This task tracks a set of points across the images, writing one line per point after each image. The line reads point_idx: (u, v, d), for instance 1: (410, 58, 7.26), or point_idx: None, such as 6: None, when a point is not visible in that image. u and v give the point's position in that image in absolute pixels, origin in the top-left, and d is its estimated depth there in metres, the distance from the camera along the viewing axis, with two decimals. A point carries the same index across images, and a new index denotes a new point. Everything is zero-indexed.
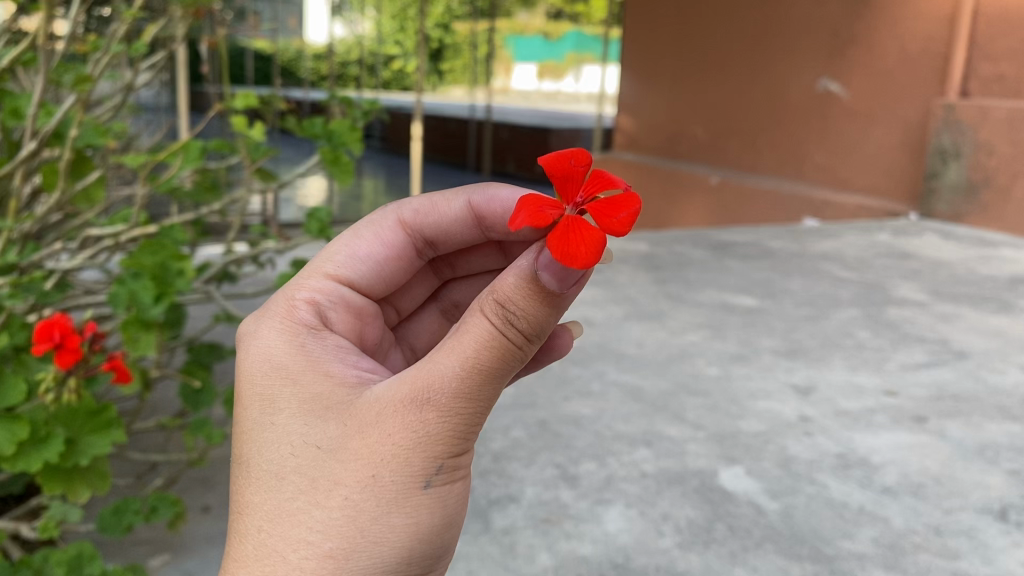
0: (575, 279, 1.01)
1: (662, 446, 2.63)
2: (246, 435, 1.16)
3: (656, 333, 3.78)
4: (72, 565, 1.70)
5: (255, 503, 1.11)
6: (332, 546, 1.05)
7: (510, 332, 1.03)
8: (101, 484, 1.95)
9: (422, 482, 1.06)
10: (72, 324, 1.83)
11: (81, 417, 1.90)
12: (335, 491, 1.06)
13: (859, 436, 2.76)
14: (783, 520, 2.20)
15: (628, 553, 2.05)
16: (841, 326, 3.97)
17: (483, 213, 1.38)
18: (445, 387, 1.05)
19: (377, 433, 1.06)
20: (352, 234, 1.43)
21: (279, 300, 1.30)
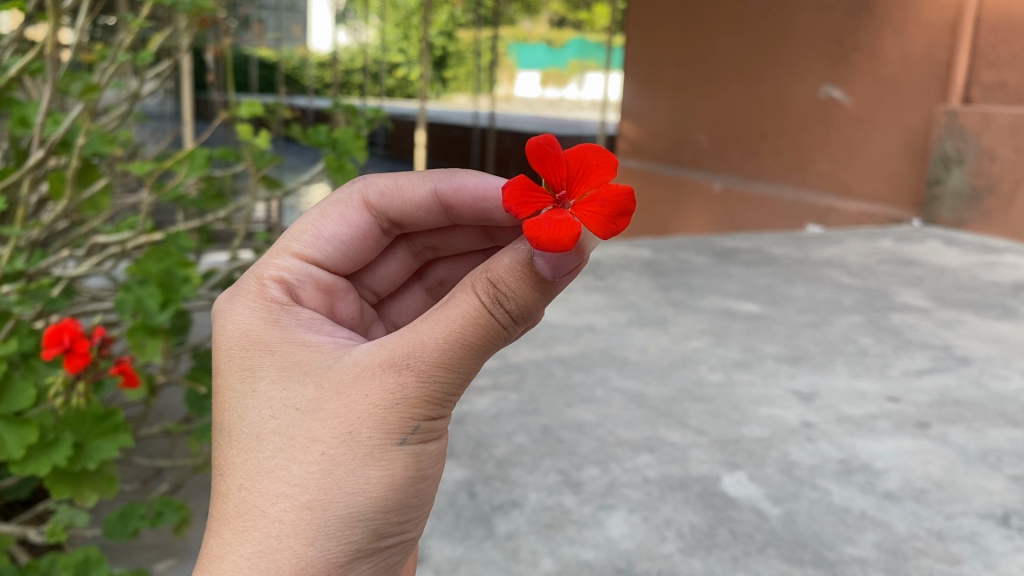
0: (573, 266, 1.01)
1: (665, 452, 2.64)
2: (225, 400, 1.19)
3: (658, 340, 3.79)
4: (79, 569, 1.71)
5: (235, 463, 1.14)
6: (309, 497, 1.08)
7: (497, 310, 1.05)
8: (109, 489, 1.96)
9: (398, 437, 1.09)
10: (81, 328, 1.85)
11: (88, 423, 1.90)
12: (312, 447, 1.10)
13: (861, 442, 2.77)
14: (785, 526, 2.21)
15: (631, 558, 2.06)
16: (844, 332, 3.98)
17: (450, 201, 1.32)
18: (424, 352, 1.08)
19: (355, 394, 1.10)
20: (320, 212, 1.43)
21: (248, 280, 1.32)
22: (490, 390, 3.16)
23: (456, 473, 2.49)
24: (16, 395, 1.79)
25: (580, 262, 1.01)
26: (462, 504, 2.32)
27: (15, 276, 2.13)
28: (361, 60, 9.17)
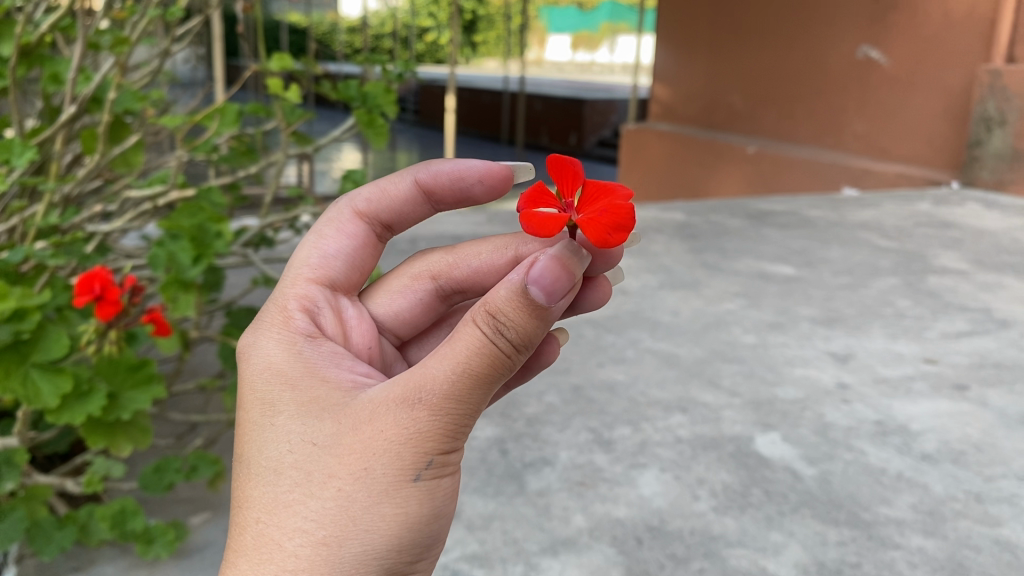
0: (569, 289, 0.96)
1: (697, 412, 2.61)
2: (242, 434, 1.08)
3: (691, 302, 3.75)
4: (116, 520, 1.69)
5: (252, 496, 1.03)
6: (325, 533, 0.97)
7: (499, 340, 0.96)
8: (143, 440, 1.82)
9: (410, 474, 0.98)
10: (112, 276, 1.75)
11: (122, 372, 1.77)
12: (330, 481, 0.99)
13: (897, 403, 2.73)
14: (820, 486, 2.19)
15: (663, 516, 2.04)
16: (881, 295, 3.92)
17: (432, 188, 1.32)
18: (439, 389, 0.97)
19: (369, 430, 0.99)
20: (315, 235, 1.33)
21: (271, 311, 1.21)
22: None
23: (487, 431, 2.49)
24: (49, 341, 1.61)
25: (574, 284, 0.97)
26: (493, 460, 2.32)
27: (49, 231, 2.13)
28: (391, 23, 9.05)
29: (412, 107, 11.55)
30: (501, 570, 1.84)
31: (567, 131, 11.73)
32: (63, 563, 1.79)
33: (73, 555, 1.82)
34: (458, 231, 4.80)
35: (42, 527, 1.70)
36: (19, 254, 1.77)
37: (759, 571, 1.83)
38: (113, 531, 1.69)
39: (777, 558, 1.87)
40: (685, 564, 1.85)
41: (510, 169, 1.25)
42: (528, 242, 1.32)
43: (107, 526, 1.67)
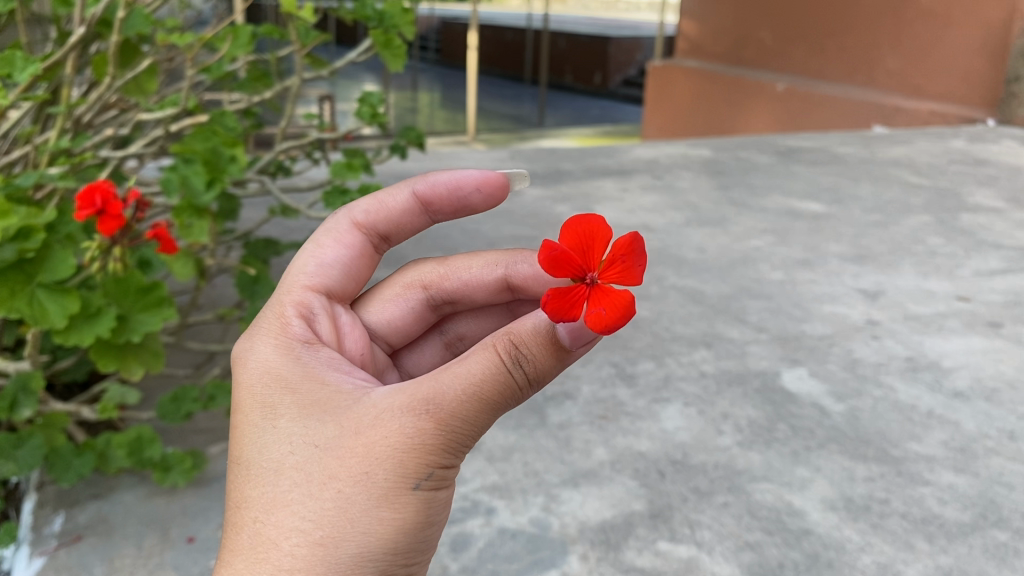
0: (593, 339, 0.85)
1: (722, 347, 2.56)
2: (235, 432, 0.94)
3: (717, 238, 3.67)
4: (133, 448, 1.68)
5: (244, 494, 0.90)
6: (322, 534, 0.84)
7: (516, 371, 0.85)
8: (157, 363, 1.67)
9: (411, 480, 0.85)
10: (117, 189, 1.53)
11: (131, 294, 1.60)
12: (330, 482, 0.86)
13: (928, 340, 2.67)
14: (848, 422, 2.14)
15: (687, 450, 2.00)
16: (913, 232, 3.83)
17: (432, 200, 1.12)
18: (451, 401, 0.85)
19: (371, 435, 0.86)
20: (314, 244, 1.16)
21: (267, 315, 1.05)
22: None
23: None
24: (56, 263, 1.49)
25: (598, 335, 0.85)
26: None
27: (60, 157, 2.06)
28: None
29: (434, 44, 11.34)
30: (522, 501, 1.81)
31: (592, 70, 11.54)
32: (82, 490, 1.79)
33: (92, 483, 1.81)
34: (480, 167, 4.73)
35: (61, 453, 1.70)
36: (29, 180, 1.73)
37: (785, 506, 1.79)
38: (130, 458, 1.68)
39: (803, 494, 1.83)
40: (709, 498, 1.81)
41: (507, 177, 1.05)
42: (519, 259, 1.12)
43: (124, 453, 1.66)
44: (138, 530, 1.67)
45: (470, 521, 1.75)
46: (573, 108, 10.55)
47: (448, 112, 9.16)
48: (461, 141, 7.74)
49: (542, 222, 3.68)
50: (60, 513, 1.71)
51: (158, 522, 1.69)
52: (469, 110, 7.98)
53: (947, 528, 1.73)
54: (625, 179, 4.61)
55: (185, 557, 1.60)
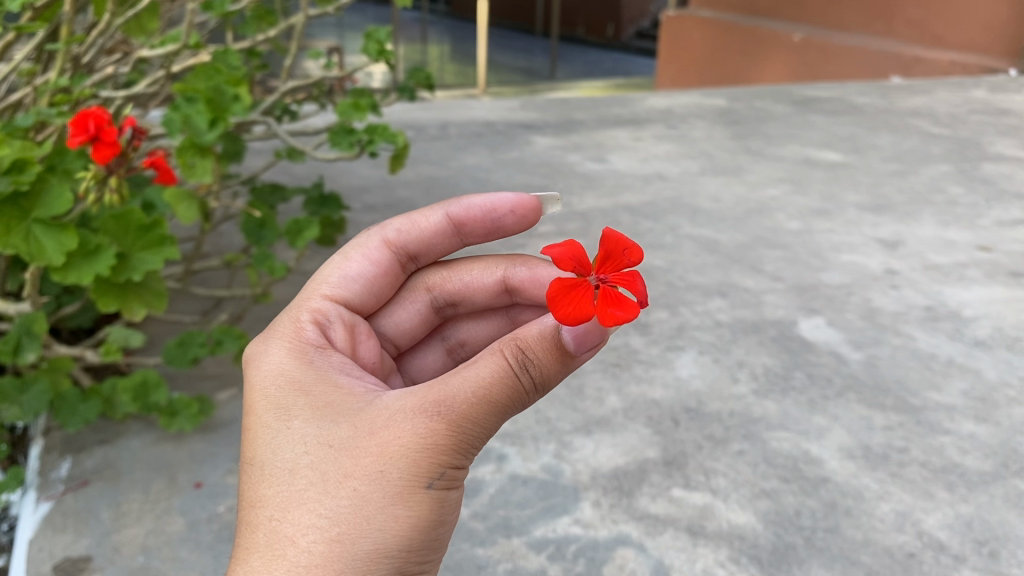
0: (597, 344, 0.90)
1: (738, 297, 2.51)
2: (248, 437, 0.95)
3: (733, 187, 3.59)
4: (138, 392, 1.65)
5: (259, 495, 0.90)
6: (338, 531, 0.84)
7: (522, 376, 0.89)
8: (160, 304, 1.58)
9: (424, 478, 0.86)
10: (110, 115, 1.48)
11: (131, 233, 1.52)
12: (345, 480, 0.86)
13: (949, 290, 2.61)
14: (866, 371, 2.10)
15: (701, 398, 1.96)
16: (932, 181, 3.74)
17: (465, 222, 1.16)
18: (461, 403, 0.88)
19: (385, 436, 0.88)
20: (342, 255, 1.21)
21: (283, 322, 1.09)
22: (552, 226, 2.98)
23: None
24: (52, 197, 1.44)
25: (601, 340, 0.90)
26: None
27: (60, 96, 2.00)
28: None
29: None
30: (534, 448, 1.79)
31: (604, 22, 11.31)
32: (90, 436, 1.76)
33: (99, 429, 1.79)
34: (490, 117, 4.63)
35: (65, 398, 1.67)
36: (30, 118, 1.69)
37: (802, 454, 1.75)
38: (135, 402, 1.65)
39: (821, 442, 1.79)
40: (724, 446, 1.78)
41: (539, 200, 1.10)
42: (518, 264, 1.20)
43: (128, 397, 1.63)
44: (145, 475, 1.65)
45: (482, 468, 1.72)
46: (585, 61, 10.36)
47: (458, 66, 9.01)
48: (471, 91, 7.59)
49: (554, 171, 3.61)
50: (67, 458, 1.69)
51: (166, 467, 1.67)
52: (478, 60, 7.81)
53: (967, 477, 1.70)
54: (639, 129, 4.51)
55: (194, 503, 1.58)
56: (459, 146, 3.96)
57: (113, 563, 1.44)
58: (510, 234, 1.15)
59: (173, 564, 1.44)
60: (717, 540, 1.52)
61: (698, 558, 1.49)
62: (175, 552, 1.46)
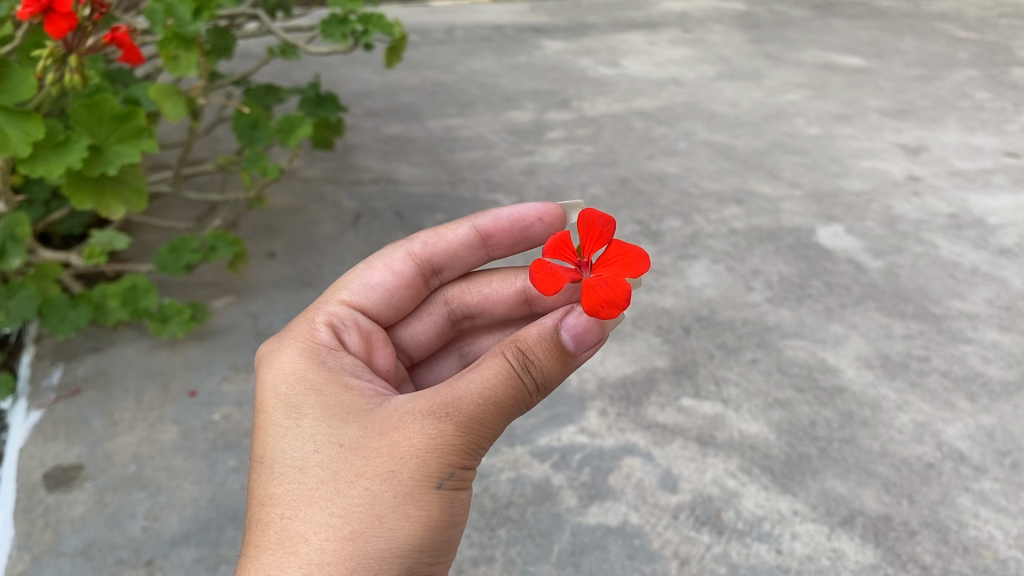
0: (597, 341, 0.86)
1: (754, 204, 2.41)
2: (259, 437, 0.90)
3: (750, 93, 3.44)
4: (126, 297, 1.58)
5: (267, 496, 0.84)
6: (350, 529, 0.78)
7: (524, 376, 0.85)
8: (138, 202, 1.51)
9: (434, 477, 0.81)
10: None
11: (106, 124, 1.42)
12: (355, 480, 0.81)
13: (974, 197, 2.51)
14: (886, 279, 2.02)
15: (714, 307, 1.88)
16: (958, 86, 3.59)
17: (493, 234, 1.13)
18: (469, 405, 0.83)
19: (394, 437, 0.82)
20: (365, 265, 1.16)
21: (298, 322, 1.05)
22: (561, 131, 2.85)
23: None
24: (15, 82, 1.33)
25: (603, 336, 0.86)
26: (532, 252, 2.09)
27: None
28: None
29: None
30: None
31: None
32: (81, 343, 1.71)
33: (90, 337, 1.73)
34: (497, 20, 4.43)
35: (54, 305, 1.60)
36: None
37: (818, 363, 1.69)
38: (124, 308, 1.57)
39: (837, 351, 1.73)
40: (736, 355, 1.71)
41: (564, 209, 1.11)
42: None
43: (116, 302, 1.56)
44: (139, 383, 1.60)
45: None
46: None
47: None
48: None
49: (564, 76, 3.46)
50: (59, 367, 1.64)
51: (159, 375, 1.62)
52: None
53: (990, 387, 1.63)
54: (654, 32, 4.33)
55: (188, 411, 1.53)
56: (464, 51, 3.80)
57: (104, 472, 1.40)
58: (537, 242, 1.15)
59: (166, 473, 1.40)
60: (727, 450, 1.47)
61: (708, 469, 1.44)
62: (168, 461, 1.42)
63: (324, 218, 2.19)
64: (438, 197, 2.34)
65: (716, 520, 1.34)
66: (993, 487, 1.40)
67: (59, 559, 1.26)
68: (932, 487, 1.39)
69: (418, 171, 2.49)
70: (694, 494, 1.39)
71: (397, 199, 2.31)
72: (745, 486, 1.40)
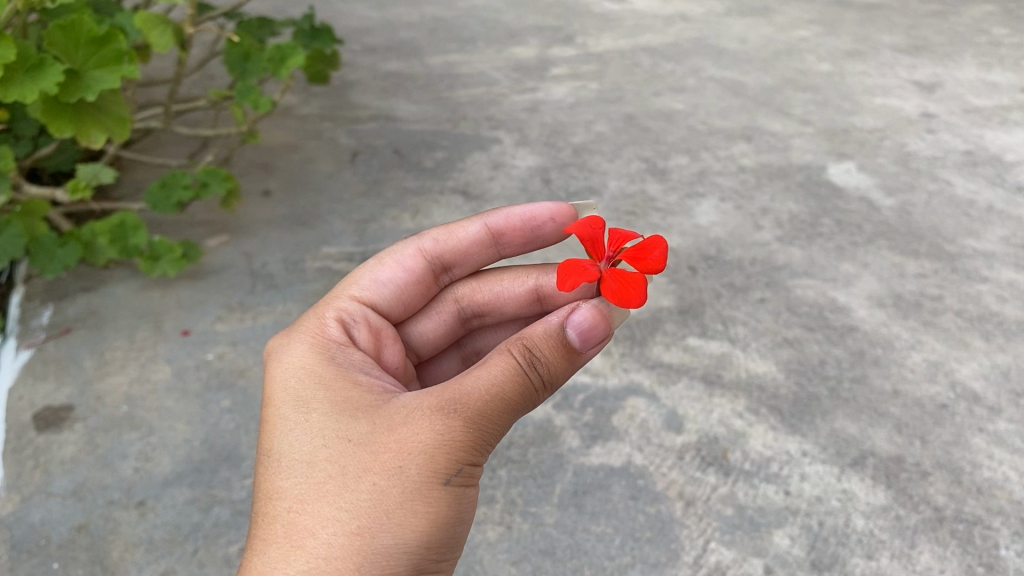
0: (604, 339, 0.83)
1: (764, 141, 2.33)
2: (265, 432, 0.84)
3: (760, 29, 3.33)
4: (115, 236, 1.55)
5: (269, 491, 0.78)
6: (358, 524, 0.72)
7: (532, 373, 0.81)
8: (120, 132, 1.46)
9: (443, 473, 0.75)
10: None
11: (84, 48, 1.35)
12: (363, 474, 0.75)
13: (990, 134, 2.43)
14: (899, 217, 1.96)
15: (721, 246, 1.83)
16: (975, 22, 3.48)
17: (505, 233, 1.09)
18: (478, 401, 0.78)
19: (403, 431, 0.77)
20: (375, 261, 1.09)
21: (308, 316, 0.99)
22: (565, 67, 2.76)
23: (528, 160, 2.17)
24: None
25: (609, 333, 0.83)
26: (534, 189, 2.04)
27: None
28: None
29: None
30: None
31: None
32: (72, 283, 1.66)
33: (81, 276, 1.68)
34: None
35: (42, 243, 1.55)
36: None
37: (829, 302, 1.64)
38: (113, 246, 1.55)
39: (848, 290, 1.68)
40: (745, 294, 1.67)
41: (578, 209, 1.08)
42: (551, 271, 1.09)
43: (105, 241, 1.53)
44: (130, 323, 1.56)
45: None
46: None
47: None
48: None
49: (568, 12, 3.35)
50: (49, 307, 1.60)
51: (151, 315, 1.58)
52: None
53: (1006, 326, 1.59)
54: None
55: (181, 351, 1.50)
56: None
57: (95, 413, 1.36)
58: (548, 241, 1.11)
59: (159, 413, 1.37)
60: (734, 390, 1.43)
61: (714, 409, 1.40)
62: (160, 401, 1.39)
63: (320, 156, 2.13)
64: (438, 135, 2.27)
65: (723, 461, 1.31)
66: (1008, 428, 1.37)
67: (49, 500, 1.23)
68: (945, 428, 1.36)
69: (417, 108, 2.41)
70: (700, 434, 1.35)
71: (396, 137, 2.25)
72: (753, 426, 1.36)
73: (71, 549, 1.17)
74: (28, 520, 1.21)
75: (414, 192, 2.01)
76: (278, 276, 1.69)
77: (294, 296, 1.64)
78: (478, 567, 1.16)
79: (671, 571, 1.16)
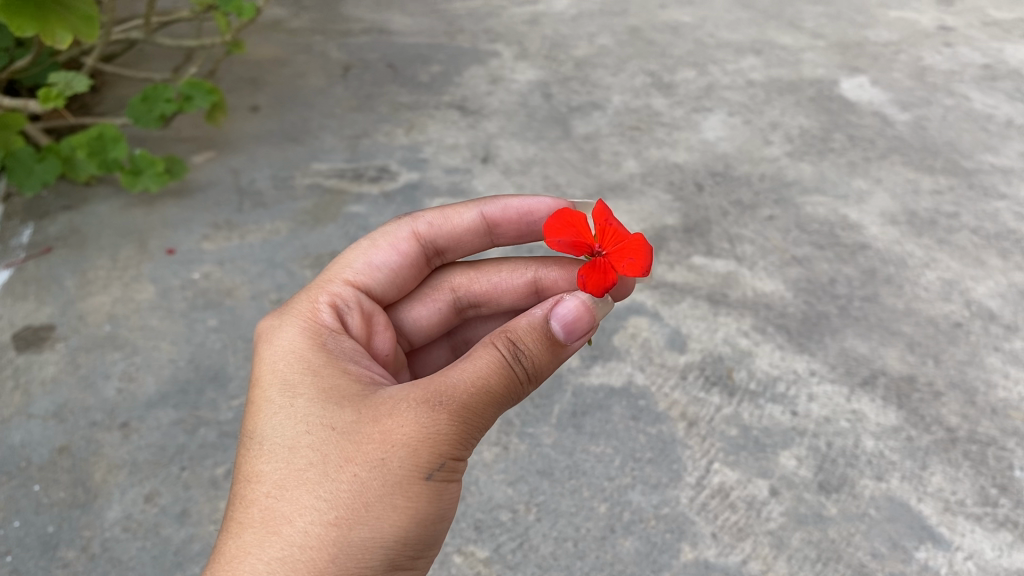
0: (588, 330, 0.74)
1: (774, 55, 2.23)
2: (247, 415, 0.75)
3: None
4: (94, 148, 1.47)
5: (244, 473, 0.70)
6: (336, 514, 0.64)
7: (517, 367, 0.71)
8: (90, 33, 1.33)
9: (426, 466, 0.67)
10: None
11: None
12: (344, 464, 0.67)
13: (1010, 47, 2.33)
14: (914, 132, 1.88)
15: (729, 161, 1.76)
16: None
17: (500, 223, 0.98)
18: (464, 394, 0.69)
19: (386, 421, 0.68)
20: (368, 242, 0.96)
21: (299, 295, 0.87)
22: None
23: (528, 75, 2.08)
24: None
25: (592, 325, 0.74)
26: (535, 104, 1.95)
27: None
28: None
29: None
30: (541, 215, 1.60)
31: None
32: (53, 201, 1.59)
33: (62, 194, 1.61)
34: None
35: (18, 158, 1.47)
36: None
37: (840, 219, 1.58)
38: (92, 159, 1.48)
39: (860, 207, 1.61)
40: (753, 212, 1.60)
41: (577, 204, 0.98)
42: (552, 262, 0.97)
43: (83, 154, 1.46)
44: (114, 242, 1.50)
45: None
46: None
47: None
48: None
49: None
50: (29, 225, 1.53)
51: (135, 233, 1.52)
52: None
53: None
54: None
55: (166, 270, 1.44)
56: None
57: (77, 333, 1.31)
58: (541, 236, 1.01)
59: (142, 333, 1.32)
60: (740, 309, 1.38)
61: (719, 328, 1.35)
62: (144, 321, 1.34)
63: (311, 70, 2.04)
64: (433, 49, 2.17)
65: (727, 381, 1.26)
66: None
67: (30, 422, 1.19)
68: (959, 347, 1.31)
69: (412, 21, 2.31)
70: (704, 353, 1.31)
71: (389, 50, 2.15)
72: (759, 345, 1.31)
73: (53, 471, 1.13)
74: (9, 442, 1.17)
75: (409, 108, 1.92)
76: (266, 194, 1.62)
77: (283, 214, 1.57)
78: (473, 488, 1.13)
79: (672, 492, 1.12)
